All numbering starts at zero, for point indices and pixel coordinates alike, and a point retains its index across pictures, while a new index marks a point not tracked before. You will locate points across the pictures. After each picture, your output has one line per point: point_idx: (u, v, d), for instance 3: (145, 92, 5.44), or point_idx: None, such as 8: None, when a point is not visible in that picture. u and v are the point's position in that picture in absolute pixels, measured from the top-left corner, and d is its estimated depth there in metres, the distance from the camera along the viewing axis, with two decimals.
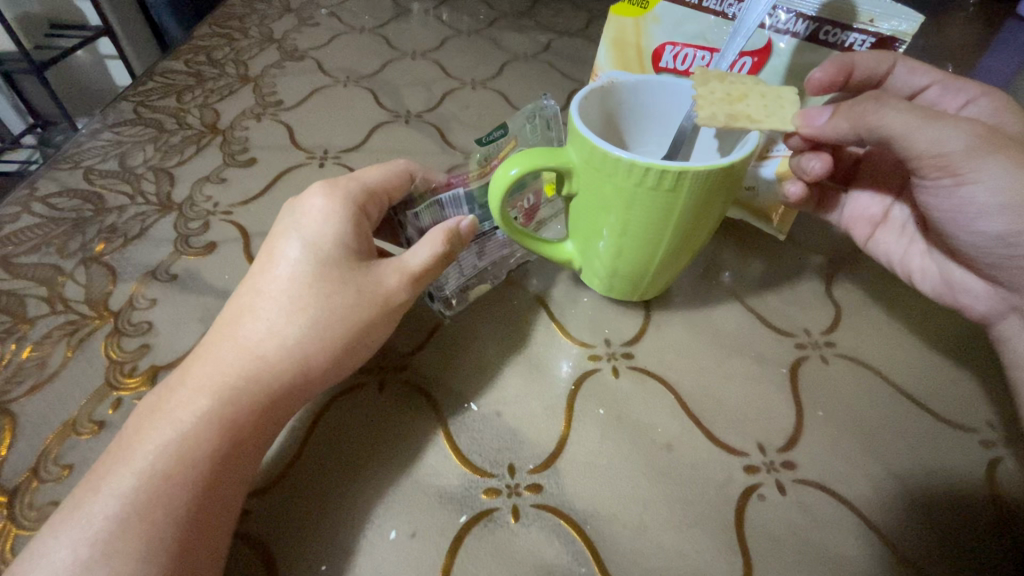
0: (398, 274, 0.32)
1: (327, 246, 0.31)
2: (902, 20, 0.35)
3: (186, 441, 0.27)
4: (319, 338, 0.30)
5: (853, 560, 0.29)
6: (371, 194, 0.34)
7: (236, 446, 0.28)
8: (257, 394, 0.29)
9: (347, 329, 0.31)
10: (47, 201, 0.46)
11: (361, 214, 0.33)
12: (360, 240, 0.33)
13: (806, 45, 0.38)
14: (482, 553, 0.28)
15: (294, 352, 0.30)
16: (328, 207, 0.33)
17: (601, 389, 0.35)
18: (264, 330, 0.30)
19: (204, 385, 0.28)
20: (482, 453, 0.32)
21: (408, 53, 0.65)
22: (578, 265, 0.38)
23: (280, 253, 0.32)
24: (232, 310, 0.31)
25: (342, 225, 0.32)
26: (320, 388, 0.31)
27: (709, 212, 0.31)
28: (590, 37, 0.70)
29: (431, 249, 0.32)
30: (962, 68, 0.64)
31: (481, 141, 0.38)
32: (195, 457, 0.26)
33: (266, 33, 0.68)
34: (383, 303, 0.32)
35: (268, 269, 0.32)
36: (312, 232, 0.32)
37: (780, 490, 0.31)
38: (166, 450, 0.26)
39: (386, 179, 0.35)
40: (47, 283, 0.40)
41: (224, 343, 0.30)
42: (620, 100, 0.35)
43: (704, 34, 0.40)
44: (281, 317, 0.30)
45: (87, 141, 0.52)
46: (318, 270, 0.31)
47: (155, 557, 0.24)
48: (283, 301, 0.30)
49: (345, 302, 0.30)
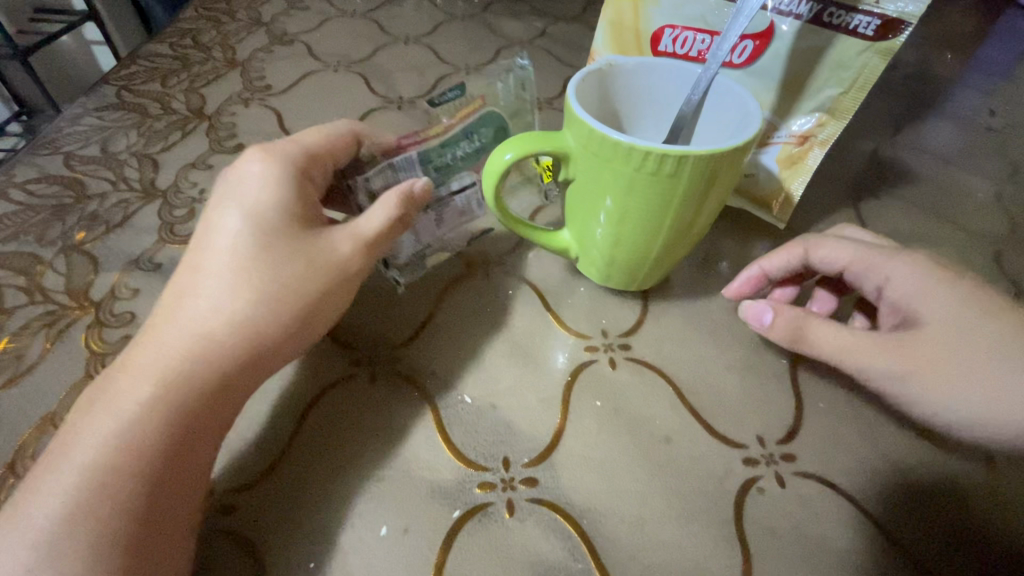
0: (352, 240, 0.31)
1: (267, 213, 0.30)
2: (908, 1, 0.34)
3: (130, 426, 0.25)
4: (268, 310, 0.29)
5: (853, 555, 0.29)
6: (312, 157, 0.33)
7: (187, 431, 0.26)
8: (200, 370, 0.27)
9: (301, 300, 0.29)
10: (26, 187, 0.44)
11: (303, 178, 0.32)
12: (303, 206, 0.31)
13: (809, 28, 0.37)
14: (474, 548, 0.28)
15: (242, 327, 0.28)
16: (265, 173, 0.32)
17: (598, 380, 0.35)
18: (208, 307, 0.28)
19: (146, 370, 0.27)
20: (476, 446, 0.31)
21: (400, 37, 0.63)
22: (575, 254, 0.37)
23: (220, 225, 0.30)
24: (173, 289, 0.30)
25: (285, 194, 0.31)
26: (277, 362, 0.30)
27: (709, 198, 0.30)
28: (586, 22, 0.69)
29: (385, 214, 0.31)
30: (962, 54, 0.67)
31: (435, 102, 0.37)
32: (141, 444, 0.25)
33: (254, 16, 0.66)
34: (336, 269, 0.31)
35: (206, 242, 0.30)
36: (253, 203, 0.31)
37: (779, 482, 0.31)
38: (109, 440, 0.25)
39: (328, 141, 0.34)
40: (25, 272, 0.39)
41: (168, 325, 0.29)
42: (617, 84, 0.34)
43: (704, 16, 0.39)
44: (225, 293, 0.29)
45: (68, 126, 0.50)
46: (261, 241, 0.29)
47: (110, 549, 0.23)
48: (226, 274, 0.29)
49: (294, 273, 0.29)
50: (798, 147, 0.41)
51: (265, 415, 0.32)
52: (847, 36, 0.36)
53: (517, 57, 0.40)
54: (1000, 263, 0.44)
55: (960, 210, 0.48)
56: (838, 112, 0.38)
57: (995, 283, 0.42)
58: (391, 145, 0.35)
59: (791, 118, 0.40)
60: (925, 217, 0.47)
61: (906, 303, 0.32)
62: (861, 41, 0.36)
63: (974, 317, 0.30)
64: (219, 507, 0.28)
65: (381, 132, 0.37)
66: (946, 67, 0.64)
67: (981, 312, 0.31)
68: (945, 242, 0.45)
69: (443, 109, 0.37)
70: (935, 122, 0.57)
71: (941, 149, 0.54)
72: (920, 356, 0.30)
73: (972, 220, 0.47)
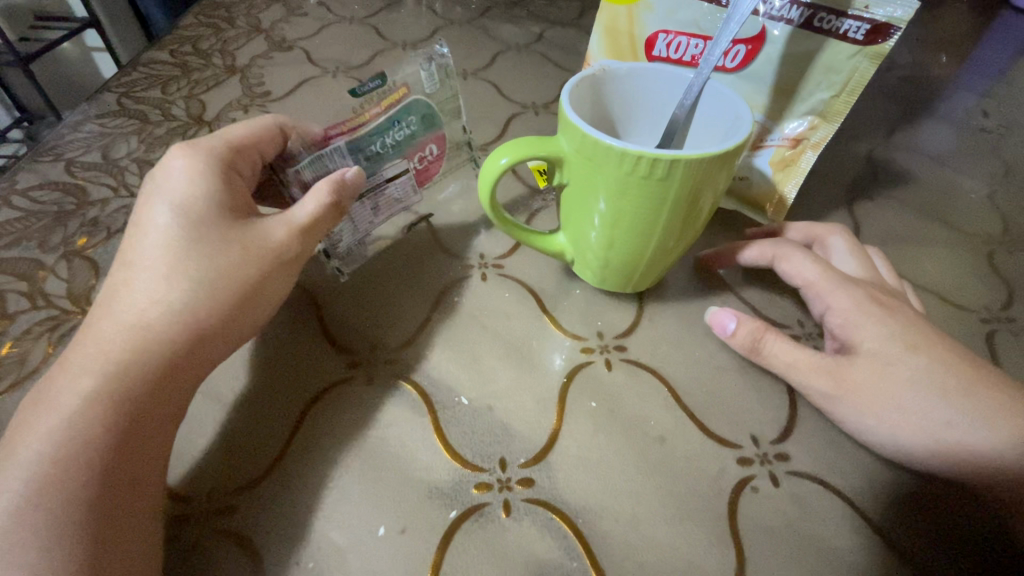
0: (286, 227, 0.32)
1: (195, 206, 0.31)
2: (897, 6, 0.34)
3: (78, 420, 0.26)
4: (206, 297, 0.29)
5: (847, 553, 0.29)
6: (236, 150, 0.34)
7: (133, 421, 0.27)
8: (148, 360, 0.28)
9: (239, 283, 0.30)
10: (28, 194, 0.45)
11: (228, 170, 0.33)
12: (233, 197, 0.32)
13: (801, 33, 0.37)
14: (471, 549, 0.28)
15: (181, 314, 0.29)
16: (188, 167, 0.32)
17: (593, 381, 0.35)
18: (145, 299, 0.29)
19: (86, 366, 0.27)
20: (474, 447, 0.32)
21: (399, 43, 0.64)
22: (570, 257, 0.37)
23: (148, 222, 0.31)
24: (109, 287, 0.31)
25: (209, 184, 0.32)
26: (220, 348, 0.31)
27: (700, 202, 0.31)
28: (583, 27, 0.69)
29: (316, 202, 0.32)
30: (957, 57, 0.67)
31: (357, 92, 0.36)
32: (87, 435, 0.25)
33: (253, 22, 0.67)
34: (273, 255, 0.31)
35: (138, 240, 0.31)
36: (178, 197, 0.31)
37: (772, 482, 0.31)
38: (51, 436, 0.25)
39: (253, 135, 0.35)
40: (28, 278, 0.39)
41: (105, 321, 0.29)
42: (611, 88, 0.35)
43: (698, 22, 0.40)
44: (161, 284, 0.29)
45: (70, 133, 0.51)
46: (192, 231, 0.30)
47: (62, 540, 0.23)
48: (161, 267, 0.30)
49: (231, 260, 0.30)
50: (791, 150, 0.41)
51: (264, 419, 0.32)
52: (837, 40, 0.36)
53: (437, 43, 0.39)
54: (994, 263, 0.44)
55: (954, 210, 0.48)
56: (829, 115, 0.39)
57: (988, 283, 0.43)
58: (318, 137, 0.35)
59: (783, 122, 0.40)
60: (919, 219, 0.47)
61: (843, 332, 0.34)
62: (852, 46, 0.36)
63: (898, 354, 0.32)
64: (218, 509, 0.29)
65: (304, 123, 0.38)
66: (940, 70, 0.65)
67: (907, 347, 0.32)
68: (939, 243, 0.45)
69: (368, 98, 0.37)
70: (930, 124, 0.57)
71: (935, 151, 0.54)
72: (853, 384, 0.32)
73: (966, 220, 0.48)
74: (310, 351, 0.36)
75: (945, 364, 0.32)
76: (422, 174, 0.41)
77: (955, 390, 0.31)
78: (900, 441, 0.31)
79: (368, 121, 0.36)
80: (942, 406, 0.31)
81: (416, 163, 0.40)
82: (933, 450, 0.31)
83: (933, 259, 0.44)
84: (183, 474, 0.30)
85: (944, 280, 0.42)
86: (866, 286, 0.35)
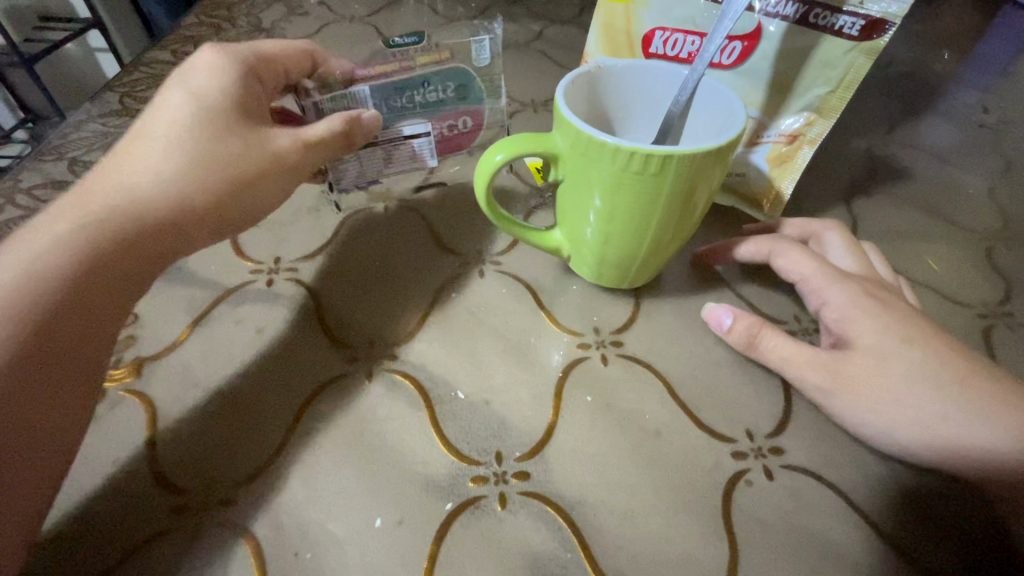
0: (293, 138, 0.35)
1: (211, 97, 0.34)
2: (891, 2, 0.34)
3: (41, 262, 0.28)
4: (199, 177, 0.32)
5: (841, 546, 0.29)
6: (264, 61, 0.38)
7: (94, 282, 0.29)
8: (62, 275, 0.28)
9: (227, 177, 0.33)
10: (32, 193, 0.46)
11: (252, 76, 0.37)
12: (247, 97, 0.36)
13: (796, 29, 0.37)
14: (467, 540, 0.28)
15: (174, 189, 0.32)
16: (215, 63, 0.36)
17: (589, 376, 0.35)
18: (145, 166, 0.32)
19: (74, 215, 0.30)
20: (470, 441, 0.32)
21: (399, 41, 0.64)
22: (566, 253, 0.38)
23: (163, 101, 0.34)
24: (115, 155, 0.33)
25: (229, 81, 0.35)
26: (202, 234, 0.34)
27: (694, 198, 0.31)
28: (583, 25, 0.70)
29: (329, 125, 0.35)
30: (958, 52, 0.67)
31: (391, 44, 0.39)
32: (53, 277, 0.27)
33: (254, 22, 0.67)
34: (271, 160, 0.34)
35: (151, 118, 0.34)
36: (191, 88, 0.34)
37: (767, 475, 0.31)
38: (13, 272, 0.27)
39: (284, 52, 0.39)
40: None
41: (101, 182, 0.32)
42: (606, 85, 0.35)
43: (693, 19, 0.40)
44: (164, 155, 0.33)
45: (73, 132, 0.51)
46: (201, 116, 0.33)
47: None
48: (167, 142, 0.33)
49: (230, 151, 0.33)
50: (788, 146, 0.41)
51: (263, 413, 0.33)
52: (833, 36, 0.37)
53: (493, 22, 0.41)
54: (992, 259, 0.44)
55: (953, 206, 0.48)
56: (825, 111, 0.39)
57: (986, 278, 0.43)
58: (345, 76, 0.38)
59: (779, 118, 0.41)
60: (918, 214, 0.47)
61: (838, 327, 0.34)
62: (847, 41, 0.36)
63: (892, 348, 0.32)
64: (218, 501, 0.29)
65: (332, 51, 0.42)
66: (941, 66, 0.65)
67: (903, 340, 0.32)
68: (937, 238, 0.45)
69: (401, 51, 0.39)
70: (929, 119, 0.57)
71: (935, 147, 0.54)
72: (848, 378, 0.32)
73: (964, 215, 0.48)
74: (308, 346, 0.36)
75: (940, 358, 0.32)
76: (446, 141, 0.42)
77: (950, 384, 0.31)
78: (895, 435, 0.31)
79: (405, 69, 0.38)
80: (937, 400, 0.31)
81: (441, 130, 0.41)
82: (928, 444, 0.31)
83: (931, 254, 0.44)
84: (183, 466, 0.31)
85: (942, 275, 0.43)
86: (860, 280, 0.35)
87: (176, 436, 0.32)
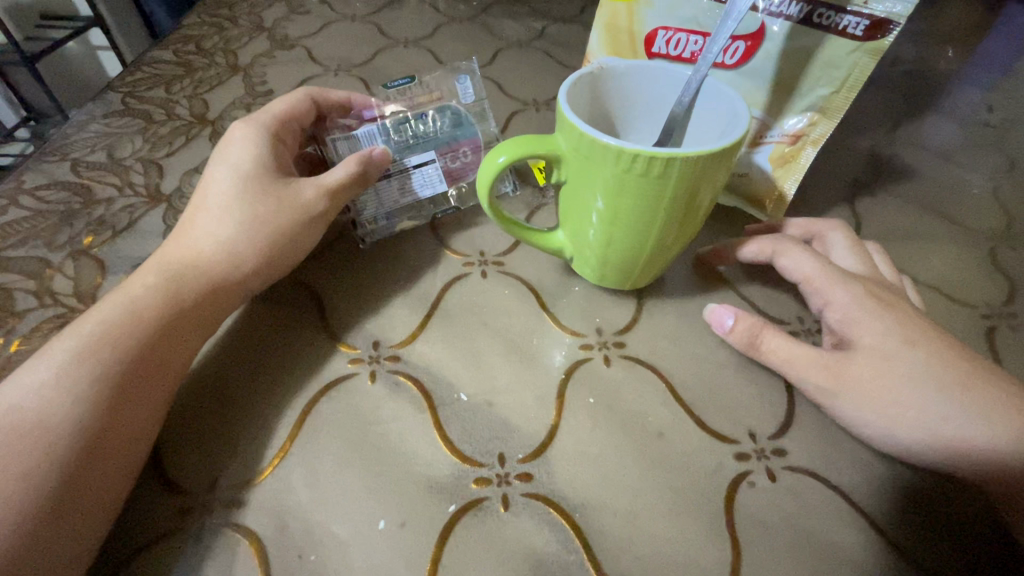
0: (317, 188, 0.38)
1: (248, 165, 0.38)
2: (896, 2, 0.34)
3: (112, 329, 0.30)
4: (244, 236, 0.35)
5: (844, 548, 0.29)
6: (281, 122, 0.41)
7: (158, 339, 0.31)
8: (139, 323, 0.31)
9: (272, 232, 0.36)
10: (35, 194, 0.46)
11: (276, 139, 0.40)
12: (277, 159, 0.39)
13: (800, 29, 0.37)
14: (470, 542, 0.29)
15: (228, 252, 0.35)
16: (245, 134, 0.39)
17: (592, 377, 0.35)
18: (202, 236, 0.35)
19: (140, 287, 0.33)
20: (473, 443, 0.32)
21: (401, 40, 0.64)
22: (568, 254, 0.37)
23: (210, 177, 0.38)
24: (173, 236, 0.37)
25: (260, 147, 0.39)
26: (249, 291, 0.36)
27: (697, 199, 0.31)
28: (585, 24, 0.69)
29: (346, 170, 0.38)
30: (963, 51, 0.67)
31: (389, 86, 0.45)
32: (122, 341, 0.30)
33: (256, 21, 0.67)
34: (302, 210, 0.37)
35: (201, 192, 0.38)
36: (235, 159, 0.38)
37: (769, 477, 0.31)
38: (88, 342, 0.29)
39: (292, 105, 0.43)
40: (36, 276, 0.40)
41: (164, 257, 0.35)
42: (610, 86, 0.35)
43: (697, 18, 0.40)
44: (215, 223, 0.36)
45: (75, 132, 0.52)
46: (243, 184, 0.37)
47: (60, 448, 0.26)
48: (217, 210, 0.36)
49: (267, 209, 0.36)
50: (790, 146, 0.41)
51: (266, 414, 0.33)
52: (837, 36, 0.36)
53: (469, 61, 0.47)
54: (996, 258, 0.44)
55: (957, 206, 0.48)
56: (829, 111, 0.39)
57: (989, 278, 0.43)
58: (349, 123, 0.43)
59: (783, 118, 0.41)
60: (921, 215, 0.47)
61: (840, 328, 0.34)
62: (851, 41, 0.36)
63: (895, 349, 0.32)
64: (223, 502, 0.29)
65: (330, 94, 0.45)
66: (945, 64, 0.65)
67: (905, 342, 0.32)
68: (940, 239, 0.45)
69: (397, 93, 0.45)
70: (933, 118, 0.57)
71: (939, 146, 0.54)
72: (850, 380, 0.32)
73: (968, 215, 0.47)
74: (312, 347, 0.36)
75: (943, 359, 0.32)
76: (454, 171, 0.43)
77: (953, 385, 0.31)
78: (897, 437, 0.31)
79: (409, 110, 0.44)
80: (939, 402, 0.31)
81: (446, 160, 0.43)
82: (930, 446, 0.31)
83: (935, 254, 0.44)
84: (190, 470, 0.31)
85: (945, 275, 0.42)
86: (863, 282, 0.35)
87: (180, 439, 0.32)
